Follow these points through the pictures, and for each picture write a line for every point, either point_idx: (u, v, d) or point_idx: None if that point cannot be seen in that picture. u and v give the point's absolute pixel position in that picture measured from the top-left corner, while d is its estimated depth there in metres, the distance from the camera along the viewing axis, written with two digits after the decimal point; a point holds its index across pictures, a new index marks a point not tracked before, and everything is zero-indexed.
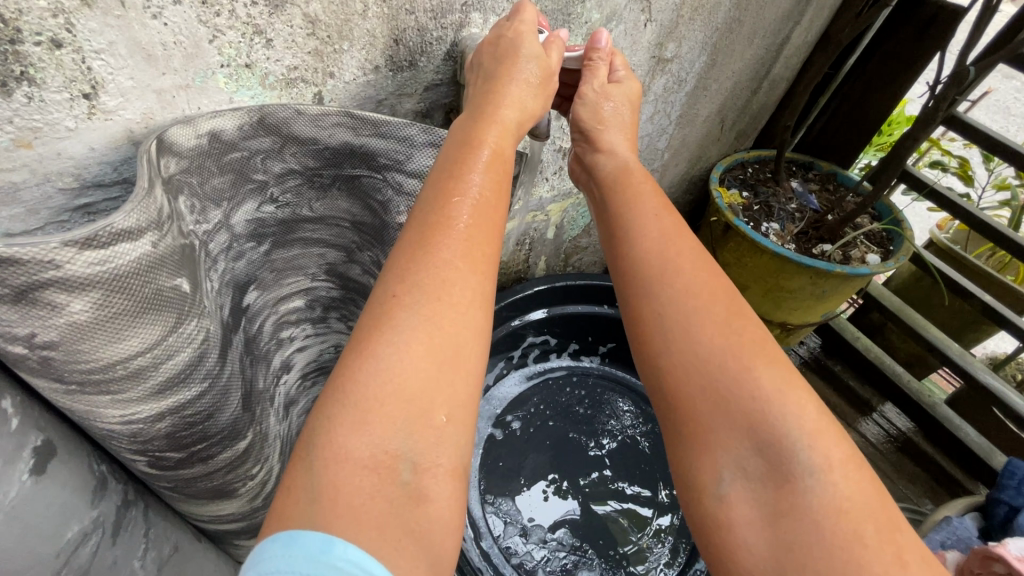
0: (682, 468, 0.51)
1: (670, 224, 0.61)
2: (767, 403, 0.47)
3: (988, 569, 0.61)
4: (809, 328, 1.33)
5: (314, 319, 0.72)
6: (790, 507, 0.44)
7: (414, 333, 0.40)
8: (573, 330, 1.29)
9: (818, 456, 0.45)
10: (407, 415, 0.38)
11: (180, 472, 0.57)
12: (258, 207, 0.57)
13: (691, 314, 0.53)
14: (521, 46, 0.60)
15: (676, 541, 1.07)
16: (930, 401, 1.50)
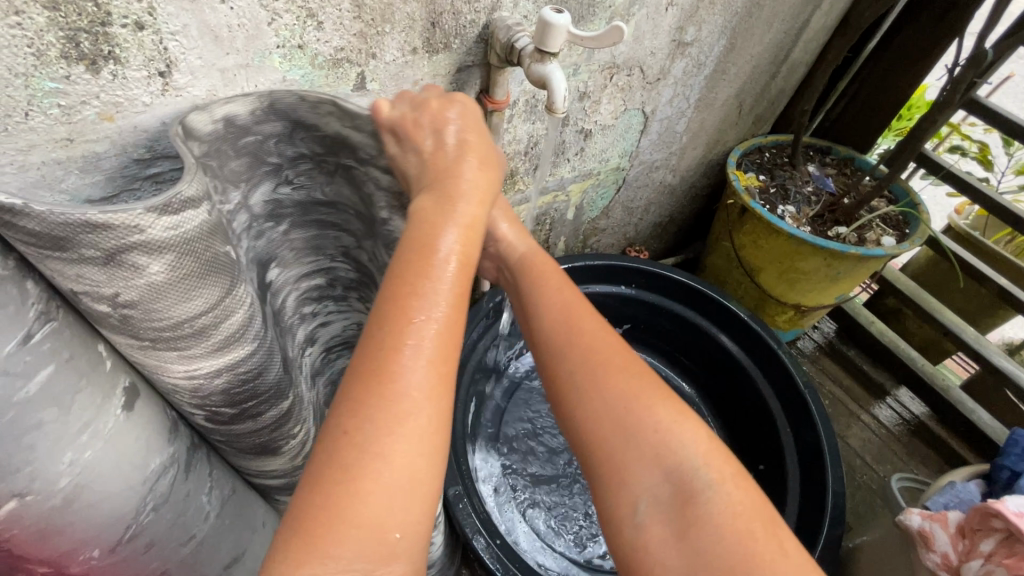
0: (602, 512, 0.53)
1: (571, 289, 0.66)
2: (664, 437, 0.52)
3: (988, 524, 0.64)
4: (823, 310, 1.35)
5: (336, 297, 0.77)
6: (696, 522, 0.48)
7: (378, 463, 0.40)
8: None
9: (715, 473, 0.50)
10: (358, 533, 0.38)
11: (232, 428, 0.56)
12: (275, 188, 0.61)
13: (598, 368, 0.57)
14: (467, 109, 0.59)
15: None
16: (944, 384, 1.51)
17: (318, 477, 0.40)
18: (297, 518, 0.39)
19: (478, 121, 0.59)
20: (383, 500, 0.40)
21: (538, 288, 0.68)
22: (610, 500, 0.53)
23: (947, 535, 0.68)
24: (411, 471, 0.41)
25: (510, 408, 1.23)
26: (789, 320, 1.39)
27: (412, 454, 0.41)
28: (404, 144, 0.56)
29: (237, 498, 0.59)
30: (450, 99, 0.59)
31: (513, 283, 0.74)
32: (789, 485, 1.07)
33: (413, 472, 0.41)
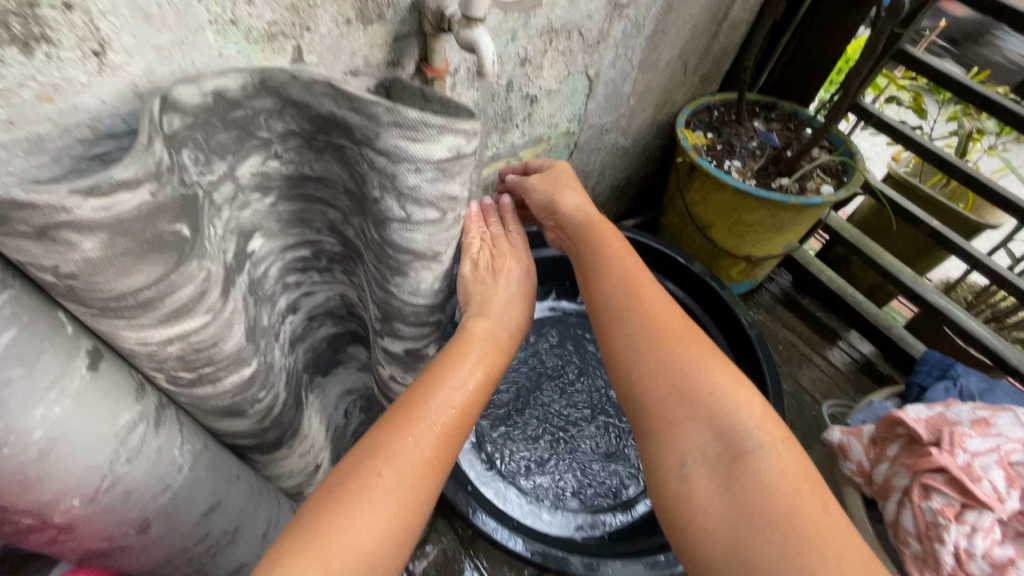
0: (653, 465, 0.61)
1: (636, 268, 0.76)
2: (720, 400, 0.59)
3: (893, 432, 0.74)
4: (772, 260, 1.43)
5: (320, 269, 0.79)
6: (743, 477, 0.54)
7: (387, 500, 0.55)
8: (550, 274, 1.37)
9: (765, 435, 0.56)
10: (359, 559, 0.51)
11: (194, 391, 0.58)
12: (264, 161, 0.63)
13: (661, 338, 0.66)
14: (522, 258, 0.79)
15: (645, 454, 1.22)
16: (887, 324, 1.62)
17: (335, 492, 0.54)
18: (314, 518, 0.52)
19: (532, 278, 0.80)
20: (371, 532, 0.52)
21: (601, 265, 0.77)
22: (659, 454, 0.60)
23: (862, 446, 0.78)
24: (403, 516, 0.55)
25: None
26: (742, 271, 1.46)
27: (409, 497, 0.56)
28: (477, 272, 0.76)
29: (209, 453, 0.62)
30: (520, 264, 0.78)
31: (576, 255, 0.83)
32: None
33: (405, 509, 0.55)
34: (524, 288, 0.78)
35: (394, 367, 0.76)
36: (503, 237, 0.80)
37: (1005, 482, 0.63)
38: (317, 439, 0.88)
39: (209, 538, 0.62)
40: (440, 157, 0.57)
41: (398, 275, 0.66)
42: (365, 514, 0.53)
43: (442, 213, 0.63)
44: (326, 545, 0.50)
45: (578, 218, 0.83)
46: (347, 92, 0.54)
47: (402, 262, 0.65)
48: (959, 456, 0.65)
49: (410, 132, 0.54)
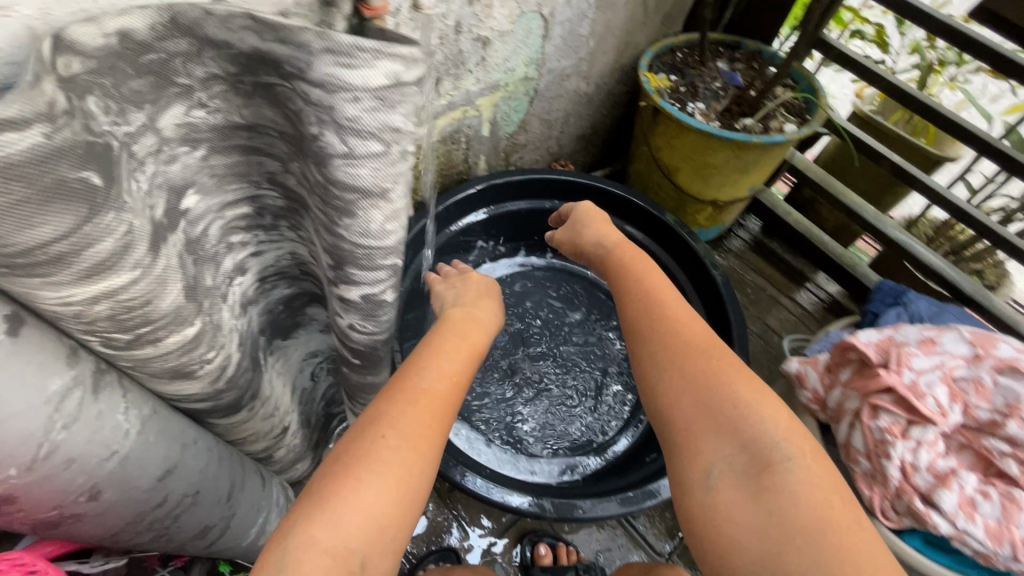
0: (680, 476, 0.62)
1: (663, 292, 0.80)
2: (748, 414, 0.61)
3: (845, 359, 0.83)
4: (738, 203, 1.43)
5: (265, 227, 0.77)
6: (772, 486, 0.56)
7: (390, 467, 0.55)
8: (511, 230, 1.35)
9: (794, 449, 0.58)
10: (370, 529, 0.52)
11: (134, 353, 0.55)
12: (187, 111, 0.57)
13: (684, 353, 0.69)
14: (486, 279, 1.02)
15: (620, 399, 1.25)
16: (851, 263, 1.65)
17: (339, 459, 0.56)
18: (322, 485, 0.54)
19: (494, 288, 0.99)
20: (376, 501, 0.53)
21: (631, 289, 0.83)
22: (686, 464, 0.62)
23: (817, 374, 0.86)
24: (407, 482, 0.55)
25: None
26: (709, 217, 1.46)
27: (416, 469, 0.57)
28: (449, 286, 0.97)
29: (160, 417, 0.60)
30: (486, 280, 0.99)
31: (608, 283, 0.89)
32: None
33: (411, 477, 0.56)
34: (487, 293, 0.94)
35: (354, 315, 0.70)
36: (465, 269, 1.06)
37: (946, 397, 0.73)
38: (281, 403, 0.87)
39: (168, 501, 0.62)
40: (378, 84, 0.53)
41: (344, 217, 0.62)
42: (370, 479, 0.54)
43: (387, 145, 0.58)
44: (334, 511, 0.51)
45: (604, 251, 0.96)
46: (271, 21, 0.50)
47: (348, 201, 0.60)
48: (906, 376, 0.75)
49: (343, 57, 0.51)
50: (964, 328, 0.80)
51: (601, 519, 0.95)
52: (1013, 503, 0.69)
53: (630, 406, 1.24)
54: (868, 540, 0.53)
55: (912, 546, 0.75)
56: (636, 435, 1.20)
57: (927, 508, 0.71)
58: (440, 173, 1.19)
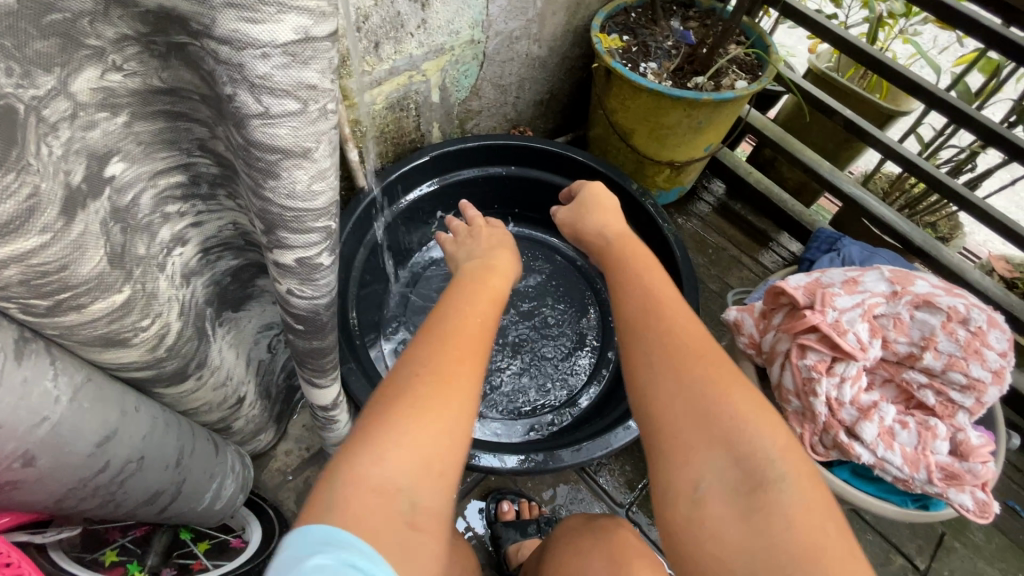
0: (664, 485, 0.58)
1: (660, 289, 0.73)
2: (745, 429, 0.57)
3: (778, 303, 0.77)
4: (696, 163, 1.44)
5: (203, 195, 0.72)
6: (766, 506, 0.52)
7: (431, 408, 0.56)
8: (468, 198, 1.35)
9: (790, 468, 0.55)
10: (417, 464, 0.53)
11: (58, 321, 0.55)
12: (102, 76, 0.52)
13: (679, 354, 0.63)
14: (498, 230, 1.06)
15: (583, 361, 1.27)
16: (810, 220, 1.68)
17: (379, 402, 0.57)
18: (362, 431, 0.55)
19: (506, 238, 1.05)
20: (422, 440, 0.54)
21: (626, 283, 0.76)
22: (672, 473, 0.58)
23: (754, 319, 0.80)
24: (451, 422, 0.56)
25: (410, 301, 1.31)
26: (668, 178, 1.47)
27: (459, 408, 0.58)
28: (457, 244, 1.04)
29: (94, 384, 0.60)
30: (491, 230, 1.05)
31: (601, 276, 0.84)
32: None
33: (454, 418, 0.57)
34: (501, 244, 0.99)
35: (293, 279, 0.69)
36: (478, 221, 1.08)
37: (869, 333, 0.70)
38: (235, 371, 0.87)
39: (110, 467, 0.62)
40: (286, 39, 0.49)
41: (270, 178, 0.59)
42: (411, 421, 0.55)
43: (304, 103, 0.54)
44: (380, 451, 0.53)
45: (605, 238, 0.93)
46: None
47: (271, 162, 0.57)
48: (829, 314, 0.70)
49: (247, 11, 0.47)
50: (885, 271, 0.80)
51: (558, 470, 0.97)
52: (930, 430, 0.72)
53: (594, 365, 1.27)
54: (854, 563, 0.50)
55: (841, 479, 0.74)
56: (599, 390, 1.23)
57: (851, 440, 0.70)
58: (392, 141, 1.18)
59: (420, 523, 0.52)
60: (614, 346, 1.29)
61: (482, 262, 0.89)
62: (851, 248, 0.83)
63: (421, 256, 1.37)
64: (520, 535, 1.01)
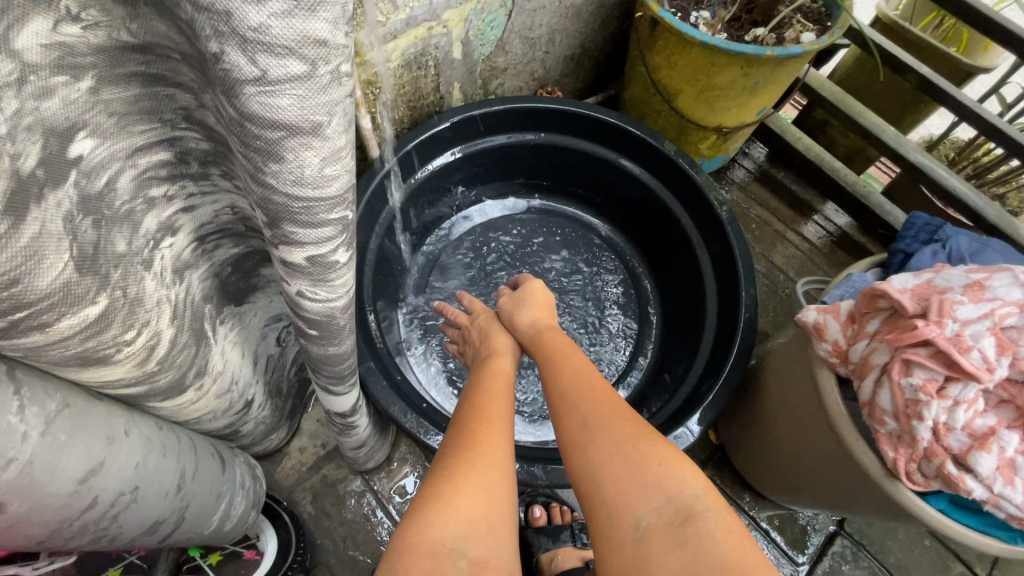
0: (603, 538, 0.55)
1: (578, 360, 0.75)
2: (668, 469, 0.56)
3: (874, 306, 0.66)
4: (746, 128, 1.28)
5: (194, 176, 0.59)
6: (696, 536, 0.51)
7: (478, 467, 0.57)
8: (494, 168, 1.22)
9: (713, 502, 0.54)
10: (467, 522, 0.52)
11: (14, 342, 0.45)
12: (55, 28, 0.38)
13: (600, 409, 0.64)
14: (478, 307, 1.03)
15: (617, 345, 1.18)
16: (865, 191, 1.52)
17: (431, 475, 0.57)
18: (417, 499, 0.54)
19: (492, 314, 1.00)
20: (474, 501, 0.54)
21: (550, 358, 0.78)
22: (610, 520, 0.55)
23: (838, 324, 0.69)
24: (495, 479, 0.57)
25: (430, 283, 1.20)
26: (714, 145, 1.32)
27: (499, 464, 0.59)
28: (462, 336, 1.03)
29: (73, 411, 0.50)
30: (480, 315, 1.01)
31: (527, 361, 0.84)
32: (708, 312, 1.04)
33: (496, 475, 0.57)
34: (489, 322, 0.97)
35: (304, 279, 0.58)
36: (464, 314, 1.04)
37: (995, 350, 0.57)
38: (241, 373, 0.78)
39: (99, 503, 0.53)
40: None
41: (272, 161, 0.47)
42: (465, 483, 0.55)
43: (311, 65, 0.41)
44: (443, 509, 0.52)
45: (529, 330, 0.88)
46: None
47: (272, 141, 0.45)
48: (948, 327, 0.58)
49: None
50: (1019, 267, 0.61)
51: None
52: None
53: (630, 352, 1.18)
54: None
55: (938, 509, 0.64)
56: (638, 381, 1.14)
57: (959, 471, 0.58)
58: (409, 104, 1.04)
59: None
60: (651, 332, 1.20)
61: (483, 346, 0.93)
62: (959, 239, 0.74)
63: (442, 234, 1.25)
64: (552, 542, 0.94)
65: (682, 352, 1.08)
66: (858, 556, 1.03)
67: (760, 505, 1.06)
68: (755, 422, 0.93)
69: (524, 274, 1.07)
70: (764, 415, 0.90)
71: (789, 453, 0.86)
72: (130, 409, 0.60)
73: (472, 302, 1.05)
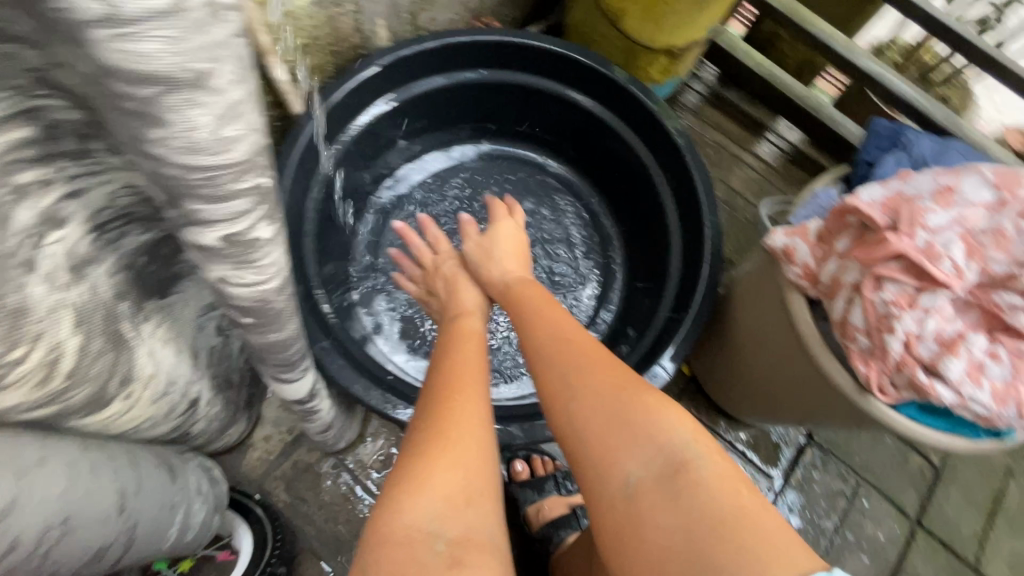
0: (593, 494, 0.53)
1: (554, 312, 0.71)
2: (656, 419, 0.53)
3: (842, 224, 0.64)
4: (697, 47, 1.21)
5: (72, 154, 0.46)
6: (689, 488, 0.49)
7: (452, 438, 0.52)
8: (433, 115, 1.12)
9: (704, 448, 0.52)
10: (443, 501, 0.49)
11: None
12: None
13: (582, 361, 0.60)
14: (441, 248, 0.97)
15: (583, 290, 1.16)
16: (816, 105, 1.49)
17: (404, 453, 0.53)
18: (390, 483, 0.50)
19: (457, 258, 0.95)
20: (449, 477, 0.50)
21: (526, 312, 0.73)
22: (599, 478, 0.53)
23: (807, 245, 0.67)
24: (472, 448, 0.53)
25: (382, 247, 1.12)
26: (665, 68, 1.25)
27: (475, 431, 0.54)
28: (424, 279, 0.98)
29: None
30: (443, 257, 0.96)
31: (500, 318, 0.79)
32: (671, 244, 1.01)
33: (474, 444, 0.53)
34: (454, 265, 0.93)
35: (224, 263, 0.50)
36: (427, 251, 0.99)
37: (964, 255, 0.56)
38: (178, 372, 0.70)
39: (25, 545, 0.46)
40: None
41: (148, 124, 0.38)
42: (440, 459, 0.51)
43: None
44: (415, 492, 0.48)
45: (501, 283, 0.83)
46: None
47: (144, 99, 0.36)
48: (919, 237, 0.57)
49: None
50: (985, 166, 0.60)
51: None
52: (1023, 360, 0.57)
53: (596, 296, 1.15)
54: (775, 522, 0.48)
55: (906, 417, 0.64)
56: (608, 324, 1.12)
57: (930, 379, 0.59)
58: (328, 48, 0.91)
59: (461, 560, 0.46)
60: (616, 272, 1.17)
61: (450, 296, 0.88)
62: (922, 142, 0.72)
63: (385, 192, 1.16)
64: (538, 494, 0.94)
65: (648, 288, 1.05)
66: (827, 461, 1.08)
67: (733, 426, 1.09)
68: (726, 351, 0.93)
69: (495, 201, 1.01)
70: (735, 344, 0.89)
71: (761, 378, 0.87)
72: (48, 436, 0.53)
73: (435, 240, 0.99)
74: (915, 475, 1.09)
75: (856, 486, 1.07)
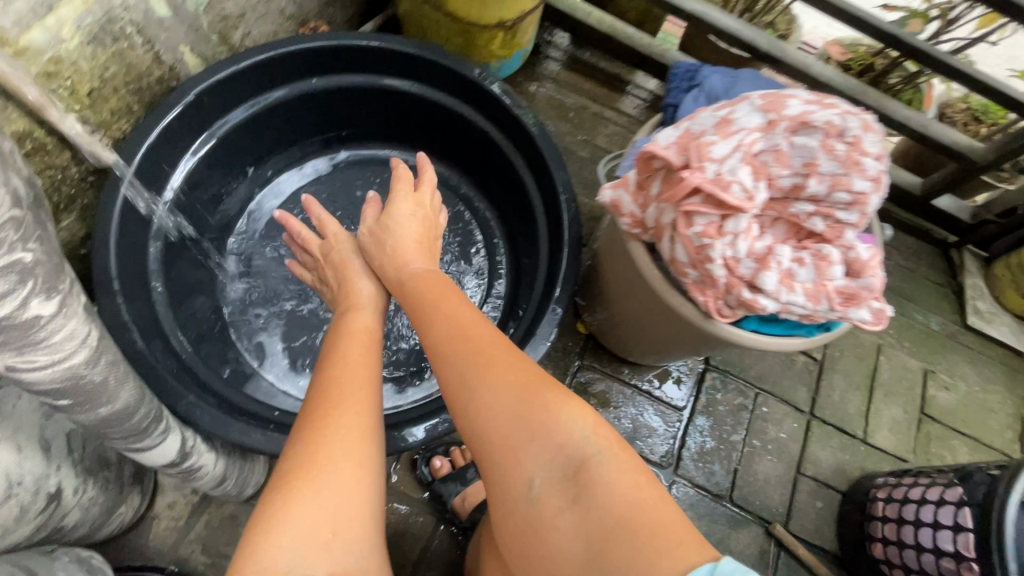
0: (502, 492, 0.57)
1: (456, 304, 0.68)
2: (556, 417, 0.54)
3: (651, 169, 0.67)
4: (529, 16, 1.22)
5: None
6: (588, 485, 0.52)
7: (317, 468, 0.52)
8: (271, 134, 1.06)
9: (603, 441, 0.54)
10: (303, 536, 0.48)
11: None
12: None
13: (485, 362, 0.59)
14: (329, 232, 0.92)
15: (472, 276, 1.16)
16: (661, 51, 1.55)
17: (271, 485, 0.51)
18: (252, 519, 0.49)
19: (349, 240, 0.89)
20: (311, 509, 0.50)
21: (429, 306, 0.69)
22: (505, 480, 0.56)
23: (630, 195, 0.70)
24: (343, 475, 0.52)
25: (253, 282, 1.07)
26: (504, 42, 1.25)
27: (346, 455, 0.54)
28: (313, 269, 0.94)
29: None
30: (334, 242, 0.90)
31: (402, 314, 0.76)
32: (536, 211, 1.03)
33: (345, 469, 0.53)
34: (347, 251, 0.87)
35: (5, 352, 0.45)
36: (315, 240, 0.93)
37: (751, 177, 0.62)
38: (26, 472, 0.63)
39: None
40: None
41: None
42: (304, 491, 0.50)
43: None
44: (273, 531, 0.48)
45: (396, 274, 0.79)
46: None
47: None
48: (708, 169, 0.61)
49: None
50: (752, 93, 0.65)
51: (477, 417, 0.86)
52: (824, 260, 0.64)
53: (484, 280, 1.16)
54: (659, 497, 0.51)
55: (748, 330, 0.70)
56: (500, 304, 1.13)
57: (754, 294, 0.63)
58: (126, 88, 0.83)
59: None
60: (500, 252, 1.18)
61: (344, 287, 0.83)
62: (712, 78, 0.77)
63: (244, 231, 1.11)
64: (461, 485, 0.95)
65: (528, 259, 1.07)
66: (726, 381, 1.17)
67: (637, 372, 1.15)
68: (608, 306, 0.97)
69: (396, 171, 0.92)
70: (612, 297, 0.93)
71: (638, 323, 0.91)
72: None
73: (325, 224, 0.93)
74: (802, 373, 1.20)
75: (755, 397, 1.17)
